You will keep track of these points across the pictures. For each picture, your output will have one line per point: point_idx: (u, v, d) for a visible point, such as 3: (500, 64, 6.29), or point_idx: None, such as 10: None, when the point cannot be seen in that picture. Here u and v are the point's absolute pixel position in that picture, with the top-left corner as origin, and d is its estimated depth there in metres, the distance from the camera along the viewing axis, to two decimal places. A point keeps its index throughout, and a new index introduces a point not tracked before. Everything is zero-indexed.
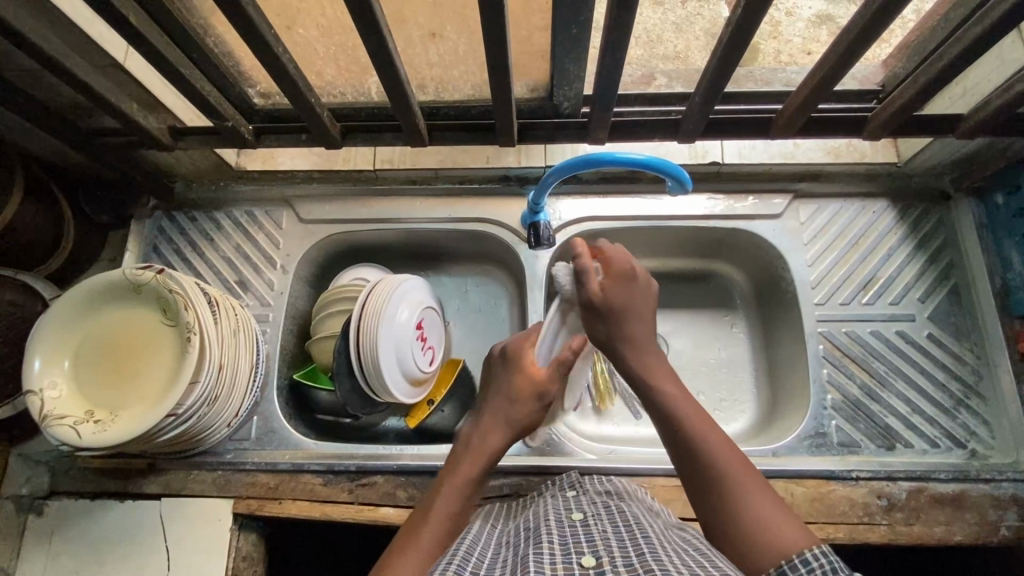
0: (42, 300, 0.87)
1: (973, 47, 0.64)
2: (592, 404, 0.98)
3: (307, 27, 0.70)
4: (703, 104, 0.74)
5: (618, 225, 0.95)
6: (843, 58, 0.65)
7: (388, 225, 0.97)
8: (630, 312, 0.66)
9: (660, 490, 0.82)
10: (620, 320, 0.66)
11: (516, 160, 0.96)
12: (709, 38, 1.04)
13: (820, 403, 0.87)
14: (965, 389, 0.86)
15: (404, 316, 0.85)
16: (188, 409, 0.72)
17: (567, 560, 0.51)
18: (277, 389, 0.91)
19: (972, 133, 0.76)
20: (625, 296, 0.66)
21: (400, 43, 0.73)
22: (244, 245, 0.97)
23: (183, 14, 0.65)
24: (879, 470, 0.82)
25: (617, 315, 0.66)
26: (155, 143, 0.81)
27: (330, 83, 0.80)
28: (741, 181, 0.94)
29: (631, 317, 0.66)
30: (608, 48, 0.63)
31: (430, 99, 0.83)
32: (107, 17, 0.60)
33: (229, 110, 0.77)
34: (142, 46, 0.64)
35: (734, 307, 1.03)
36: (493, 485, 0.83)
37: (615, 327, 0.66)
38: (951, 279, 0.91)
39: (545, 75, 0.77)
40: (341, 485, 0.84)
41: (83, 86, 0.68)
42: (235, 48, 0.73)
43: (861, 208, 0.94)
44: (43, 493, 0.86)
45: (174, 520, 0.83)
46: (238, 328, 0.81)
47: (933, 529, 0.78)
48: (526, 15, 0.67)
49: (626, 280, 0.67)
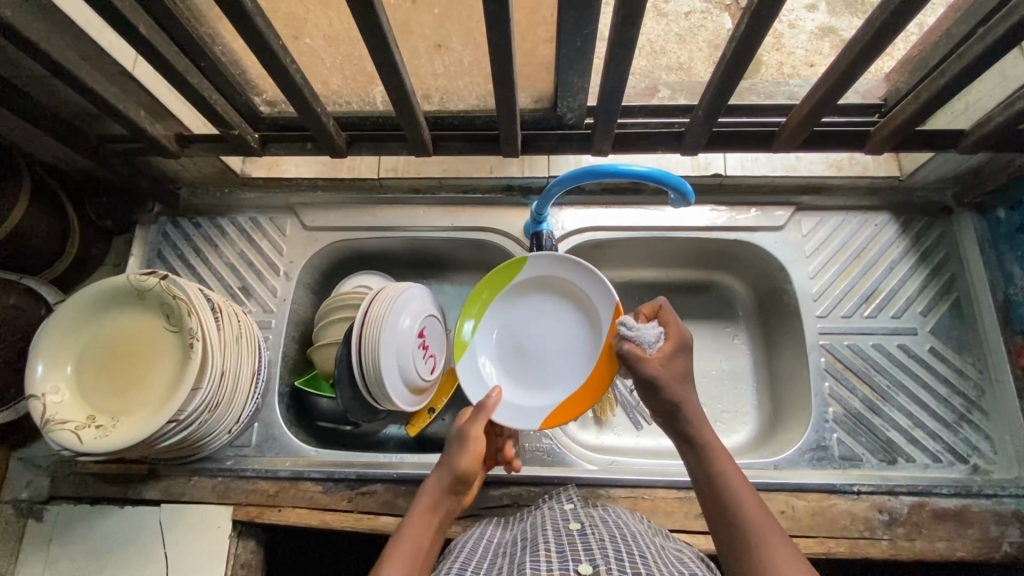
0: (46, 305, 0.87)
1: (976, 63, 0.65)
2: (593, 415, 0.97)
3: (314, 37, 0.71)
4: (707, 116, 0.74)
5: (620, 236, 0.95)
6: (846, 73, 0.66)
7: (391, 233, 0.98)
8: (685, 382, 0.68)
9: (661, 502, 0.82)
10: (677, 389, 0.67)
11: (519, 170, 0.96)
12: (712, 50, 1.05)
13: (821, 417, 0.87)
14: (967, 404, 0.86)
15: (404, 325, 0.85)
16: (190, 414, 0.72)
17: (564, 567, 0.51)
18: (278, 396, 0.91)
19: (974, 148, 0.76)
20: (679, 368, 0.69)
21: (405, 53, 0.74)
22: (247, 252, 0.97)
23: (190, 23, 0.65)
24: (880, 485, 0.81)
25: (673, 384, 0.68)
26: (161, 150, 0.82)
27: (336, 93, 0.81)
28: (743, 193, 0.95)
29: (687, 385, 0.68)
30: (613, 61, 0.64)
31: (435, 109, 0.84)
32: (117, 27, 0.61)
33: (235, 118, 0.78)
34: (150, 54, 0.64)
35: (736, 318, 1.03)
36: (493, 494, 0.83)
37: (670, 393, 0.67)
38: (953, 293, 0.91)
39: (548, 85, 0.78)
40: (341, 493, 0.84)
41: (91, 93, 0.69)
42: (243, 57, 0.74)
43: (863, 221, 0.94)
44: (42, 498, 0.86)
45: (173, 527, 0.82)
46: (242, 334, 0.81)
47: (935, 544, 0.78)
48: (531, 27, 0.68)
49: (682, 349, 0.70)
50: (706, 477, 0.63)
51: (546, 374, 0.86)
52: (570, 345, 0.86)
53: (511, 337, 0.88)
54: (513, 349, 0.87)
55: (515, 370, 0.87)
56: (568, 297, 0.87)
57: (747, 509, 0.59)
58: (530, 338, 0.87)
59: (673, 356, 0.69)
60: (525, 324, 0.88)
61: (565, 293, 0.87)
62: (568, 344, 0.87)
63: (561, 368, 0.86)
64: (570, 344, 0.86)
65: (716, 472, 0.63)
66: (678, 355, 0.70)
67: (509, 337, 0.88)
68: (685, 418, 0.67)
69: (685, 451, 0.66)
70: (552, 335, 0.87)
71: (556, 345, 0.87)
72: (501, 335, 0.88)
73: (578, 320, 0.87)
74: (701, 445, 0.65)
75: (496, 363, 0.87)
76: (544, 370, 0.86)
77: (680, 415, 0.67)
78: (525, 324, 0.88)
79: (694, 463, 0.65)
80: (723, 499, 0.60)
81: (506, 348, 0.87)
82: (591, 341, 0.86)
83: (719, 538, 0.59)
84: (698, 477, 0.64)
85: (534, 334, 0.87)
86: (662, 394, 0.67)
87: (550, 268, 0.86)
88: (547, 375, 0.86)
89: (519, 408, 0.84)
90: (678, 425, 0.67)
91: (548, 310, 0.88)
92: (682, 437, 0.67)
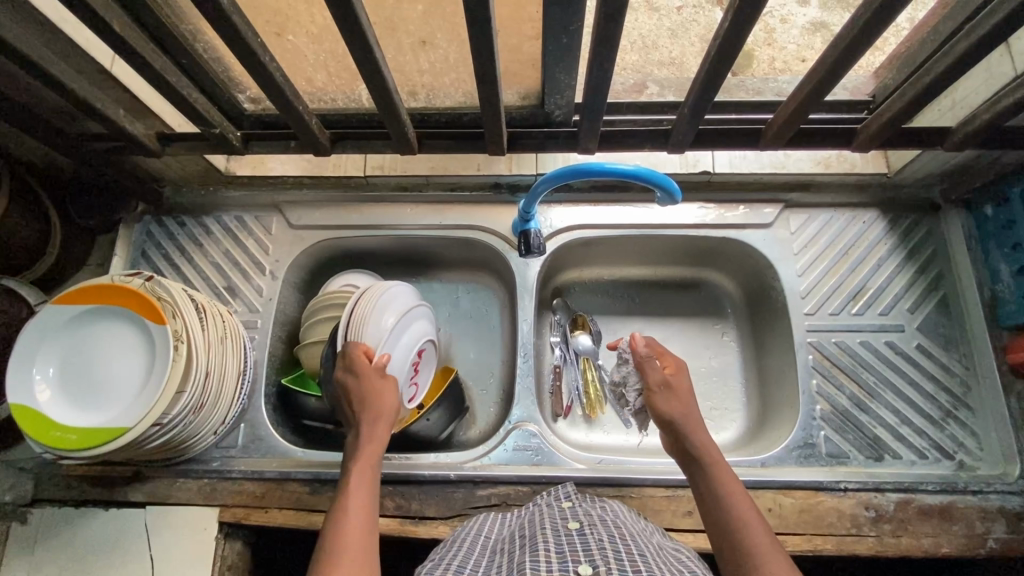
0: (27, 306, 0.86)
1: (961, 62, 0.64)
2: (583, 413, 0.98)
3: (297, 34, 0.70)
4: (693, 113, 0.73)
5: (609, 233, 0.95)
6: (832, 71, 0.65)
7: (378, 231, 0.97)
8: (686, 396, 0.72)
9: (649, 500, 0.82)
10: (676, 403, 0.71)
11: (507, 168, 0.96)
12: (704, 44, 1.04)
13: (809, 414, 0.87)
14: (953, 400, 0.86)
15: (411, 337, 0.87)
16: (173, 418, 0.72)
17: (564, 568, 0.52)
18: (264, 396, 0.91)
19: (960, 146, 0.76)
20: (681, 386, 0.73)
21: (389, 49, 0.73)
22: (233, 250, 0.96)
23: (170, 20, 0.64)
24: (867, 482, 0.82)
25: (672, 398, 0.71)
26: (143, 149, 0.80)
27: (320, 90, 0.80)
28: (732, 190, 0.94)
29: (688, 403, 0.72)
30: (597, 59, 0.63)
31: (422, 106, 0.83)
32: (91, 24, 0.59)
33: (217, 117, 0.77)
34: (126, 51, 0.63)
35: (725, 315, 1.03)
36: (481, 494, 0.83)
37: (671, 407, 0.71)
38: (940, 289, 0.91)
39: (535, 83, 0.77)
40: (328, 494, 0.83)
41: (68, 91, 0.67)
42: (225, 54, 0.73)
43: (851, 218, 0.94)
44: (25, 501, 0.84)
45: (160, 529, 0.82)
46: (227, 335, 0.81)
47: (921, 540, 0.78)
48: (517, 25, 0.68)
49: (682, 371, 0.76)
50: (711, 498, 0.63)
51: (125, 341, 0.75)
52: (111, 332, 0.76)
53: (96, 406, 0.73)
54: (105, 397, 0.73)
55: (125, 384, 0.74)
56: (84, 322, 0.76)
57: (732, 494, 0.62)
58: (74, 396, 0.73)
59: (677, 378, 0.74)
60: (71, 406, 0.73)
61: (75, 323, 0.76)
62: (65, 361, 0.75)
63: (105, 353, 0.76)
64: (34, 378, 0.73)
65: (721, 493, 0.63)
66: (680, 375, 0.75)
67: (97, 392, 0.73)
68: (688, 436, 0.68)
69: (691, 468, 0.67)
70: (98, 359, 0.75)
71: (109, 364, 0.75)
72: (90, 412, 0.72)
73: (74, 335, 0.76)
74: (709, 464, 0.66)
75: (77, 407, 0.73)
76: (115, 357, 0.75)
77: (681, 430, 0.69)
78: (75, 374, 0.75)
79: (700, 481, 0.65)
80: (720, 506, 0.62)
81: (95, 391, 0.73)
82: (91, 327, 0.76)
83: (720, 555, 0.60)
84: (701, 492, 0.65)
85: (74, 393, 0.74)
86: (662, 408, 0.71)
87: (62, 328, 0.75)
88: (128, 332, 0.76)
89: (125, 410, 0.71)
90: (680, 442, 0.69)
91: (60, 355, 0.75)
92: (687, 454, 0.68)
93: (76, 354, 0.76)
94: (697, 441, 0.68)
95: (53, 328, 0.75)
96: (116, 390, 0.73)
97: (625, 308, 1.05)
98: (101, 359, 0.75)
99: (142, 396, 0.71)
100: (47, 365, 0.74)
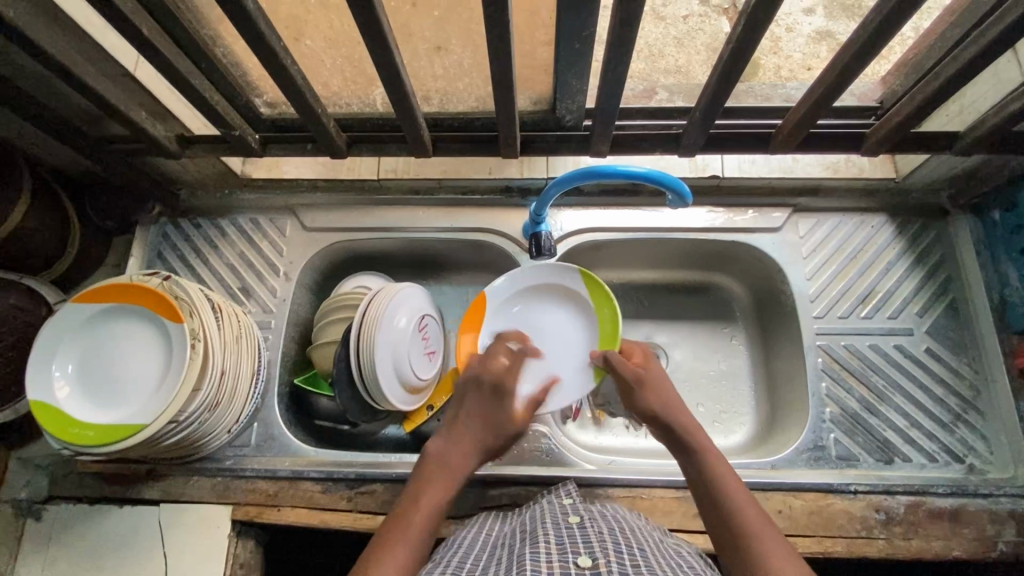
0: (46, 306, 0.88)
1: (968, 68, 0.65)
2: (592, 415, 0.98)
3: (315, 39, 0.71)
4: (705, 116, 0.74)
5: (618, 236, 0.96)
6: (841, 76, 0.66)
7: (390, 234, 0.98)
8: (659, 385, 0.76)
9: (659, 501, 0.82)
10: (654, 391, 0.75)
11: (518, 172, 0.97)
12: (710, 53, 1.06)
13: (819, 417, 0.87)
14: (963, 404, 0.87)
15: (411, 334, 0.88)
16: (189, 416, 0.73)
17: (564, 559, 0.52)
18: (278, 396, 0.92)
19: (968, 150, 0.77)
20: (655, 377, 0.78)
21: (405, 55, 0.74)
22: (247, 252, 0.97)
23: (193, 25, 0.66)
24: (877, 484, 0.82)
25: (649, 388, 0.76)
26: (162, 151, 0.82)
27: (336, 94, 0.81)
28: (741, 195, 0.96)
29: (663, 391, 0.76)
30: (610, 63, 0.64)
31: (435, 111, 0.85)
32: (120, 27, 0.61)
33: (236, 119, 0.78)
34: (152, 54, 0.64)
35: (734, 319, 1.04)
36: (491, 495, 0.83)
37: (648, 395, 0.75)
38: (948, 294, 0.91)
39: (547, 88, 0.79)
40: (341, 493, 0.84)
41: (92, 93, 0.69)
42: (244, 58, 0.74)
43: (859, 223, 0.95)
44: (41, 498, 0.86)
45: (173, 526, 0.83)
46: (241, 335, 0.82)
47: (932, 543, 0.78)
48: (530, 30, 0.69)
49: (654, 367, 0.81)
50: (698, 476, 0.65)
51: (143, 339, 0.77)
52: (129, 331, 0.77)
53: (113, 404, 0.74)
54: (122, 395, 0.74)
55: (142, 381, 0.75)
56: (101, 321, 0.77)
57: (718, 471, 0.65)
58: (91, 394, 0.74)
59: (650, 371, 0.79)
60: (87, 403, 0.74)
61: (93, 322, 0.77)
62: (82, 359, 0.76)
63: (123, 352, 0.77)
64: (54, 376, 0.74)
65: (709, 478, 0.64)
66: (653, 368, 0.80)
67: (116, 390, 0.74)
68: (671, 418, 0.72)
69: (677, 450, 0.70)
70: (115, 358, 0.76)
71: (126, 362, 0.76)
72: (108, 410, 0.73)
73: (92, 334, 0.77)
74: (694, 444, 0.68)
75: (95, 405, 0.74)
76: (131, 356, 0.76)
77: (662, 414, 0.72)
78: (93, 373, 0.75)
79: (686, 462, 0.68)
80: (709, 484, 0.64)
81: (113, 390, 0.74)
82: (109, 327, 0.77)
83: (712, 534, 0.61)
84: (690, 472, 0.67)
85: (90, 391, 0.74)
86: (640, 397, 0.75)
87: (81, 327, 0.77)
88: (145, 330, 0.77)
89: (144, 407, 0.72)
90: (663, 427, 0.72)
91: (77, 354, 0.76)
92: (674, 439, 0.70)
93: (93, 353, 0.76)
94: (678, 422, 0.71)
95: (71, 327, 0.76)
96: (134, 388, 0.74)
97: (634, 311, 1.06)
98: (119, 359, 0.76)
99: (160, 394, 0.72)
100: (64, 363, 0.75)
